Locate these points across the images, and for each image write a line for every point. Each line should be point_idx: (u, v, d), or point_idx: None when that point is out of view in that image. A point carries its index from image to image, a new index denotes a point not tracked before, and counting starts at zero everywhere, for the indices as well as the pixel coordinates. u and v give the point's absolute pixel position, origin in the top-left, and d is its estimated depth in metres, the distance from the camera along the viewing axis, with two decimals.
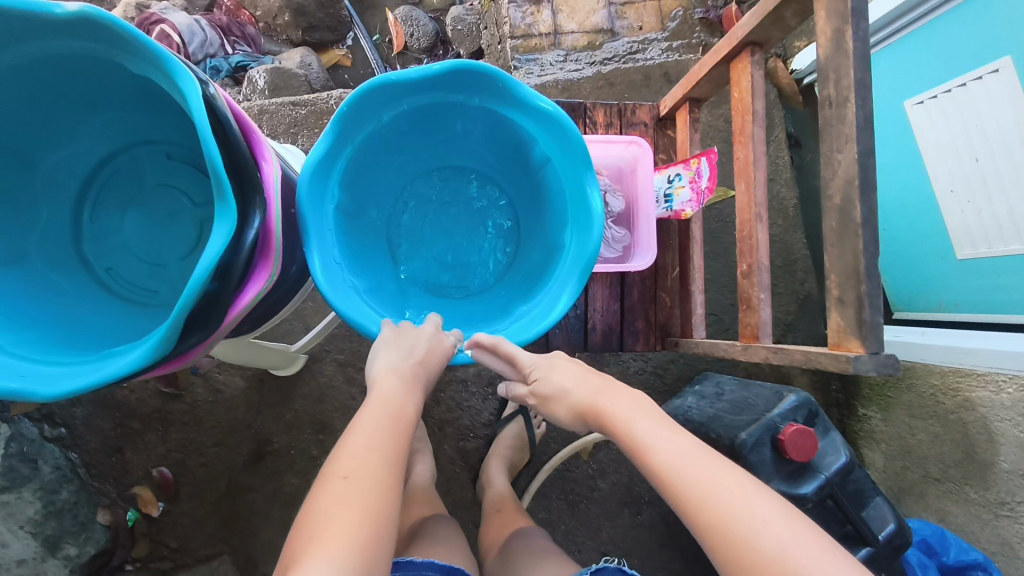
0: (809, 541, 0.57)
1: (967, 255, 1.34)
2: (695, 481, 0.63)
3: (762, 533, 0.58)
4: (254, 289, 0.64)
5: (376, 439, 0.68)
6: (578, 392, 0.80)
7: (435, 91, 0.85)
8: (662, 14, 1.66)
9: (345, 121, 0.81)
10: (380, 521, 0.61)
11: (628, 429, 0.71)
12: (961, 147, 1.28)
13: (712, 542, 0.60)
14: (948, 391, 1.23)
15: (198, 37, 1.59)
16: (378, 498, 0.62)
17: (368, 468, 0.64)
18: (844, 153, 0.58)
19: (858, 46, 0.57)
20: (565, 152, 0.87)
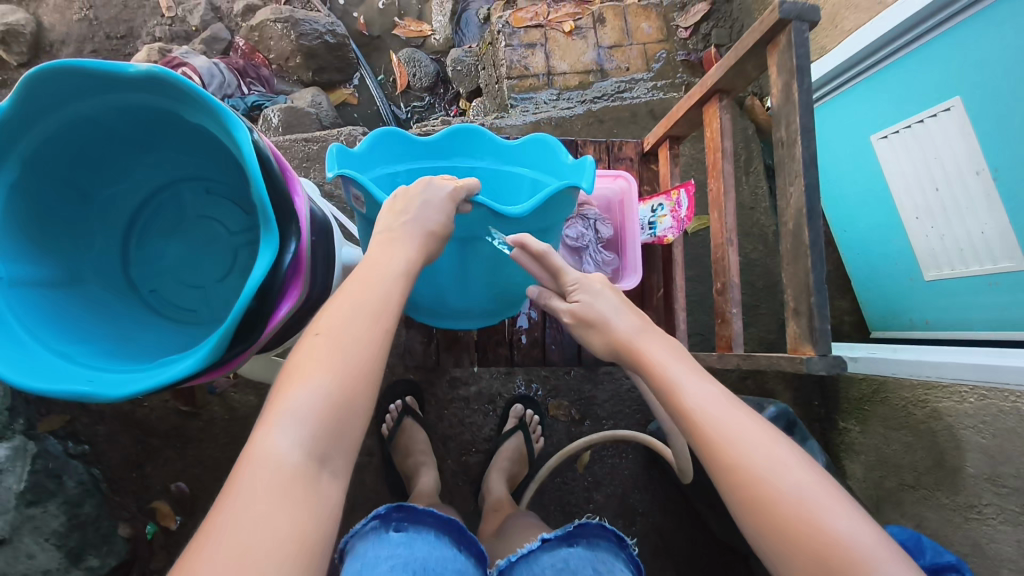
0: (823, 489, 0.64)
1: (934, 276, 1.45)
2: (724, 423, 0.69)
3: (782, 475, 0.64)
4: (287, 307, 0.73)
5: (360, 312, 0.69)
6: (619, 326, 0.84)
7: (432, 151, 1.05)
8: (647, 55, 1.79)
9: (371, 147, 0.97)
10: (350, 391, 0.63)
11: (663, 372, 0.76)
12: (922, 177, 1.39)
13: (733, 479, 0.66)
14: (918, 402, 1.32)
15: (217, 79, 1.74)
16: (347, 368, 0.64)
17: (361, 356, 0.66)
18: (795, 185, 0.68)
19: (803, 97, 0.67)
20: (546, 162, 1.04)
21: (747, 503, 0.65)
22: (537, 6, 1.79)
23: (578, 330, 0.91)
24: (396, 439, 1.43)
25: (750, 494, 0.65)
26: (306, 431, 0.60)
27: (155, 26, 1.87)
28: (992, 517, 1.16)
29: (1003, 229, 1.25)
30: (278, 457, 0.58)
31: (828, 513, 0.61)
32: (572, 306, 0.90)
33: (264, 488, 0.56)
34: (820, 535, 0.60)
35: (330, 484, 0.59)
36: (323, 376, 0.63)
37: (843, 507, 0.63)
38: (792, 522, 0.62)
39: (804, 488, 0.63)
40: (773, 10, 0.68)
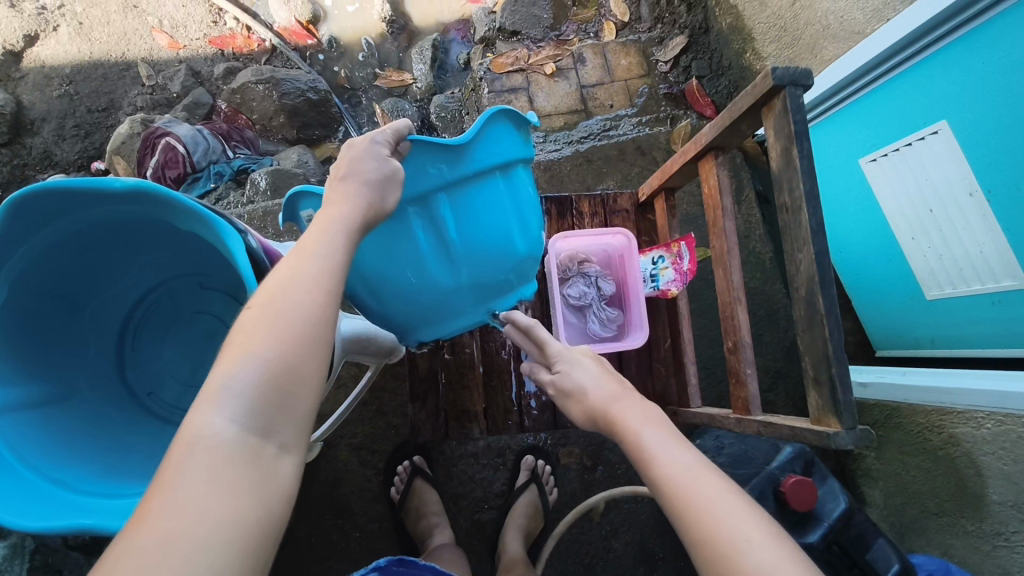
0: (795, 571, 0.57)
1: (935, 295, 1.44)
2: (692, 492, 0.65)
3: (744, 553, 0.59)
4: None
5: (308, 272, 0.62)
6: (595, 395, 0.81)
7: None
8: (630, 91, 1.80)
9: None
10: (292, 360, 0.58)
11: (636, 439, 0.73)
12: (915, 200, 1.38)
13: (699, 551, 0.62)
14: (934, 428, 1.30)
15: (202, 146, 1.70)
16: (292, 338, 0.58)
17: (305, 321, 0.60)
18: (804, 253, 0.67)
19: (805, 163, 0.67)
20: None
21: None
22: (517, 51, 1.83)
23: (558, 400, 0.88)
24: (407, 502, 1.39)
25: (713, 568, 0.60)
26: (237, 413, 0.54)
27: (137, 95, 1.88)
28: (1021, 546, 1.13)
29: (1002, 248, 1.24)
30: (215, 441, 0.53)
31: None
32: (555, 376, 0.88)
33: (195, 473, 0.51)
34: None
35: (276, 461, 0.55)
36: (267, 345, 0.57)
37: None
38: None
39: (769, 565, 0.58)
40: (766, 76, 0.68)
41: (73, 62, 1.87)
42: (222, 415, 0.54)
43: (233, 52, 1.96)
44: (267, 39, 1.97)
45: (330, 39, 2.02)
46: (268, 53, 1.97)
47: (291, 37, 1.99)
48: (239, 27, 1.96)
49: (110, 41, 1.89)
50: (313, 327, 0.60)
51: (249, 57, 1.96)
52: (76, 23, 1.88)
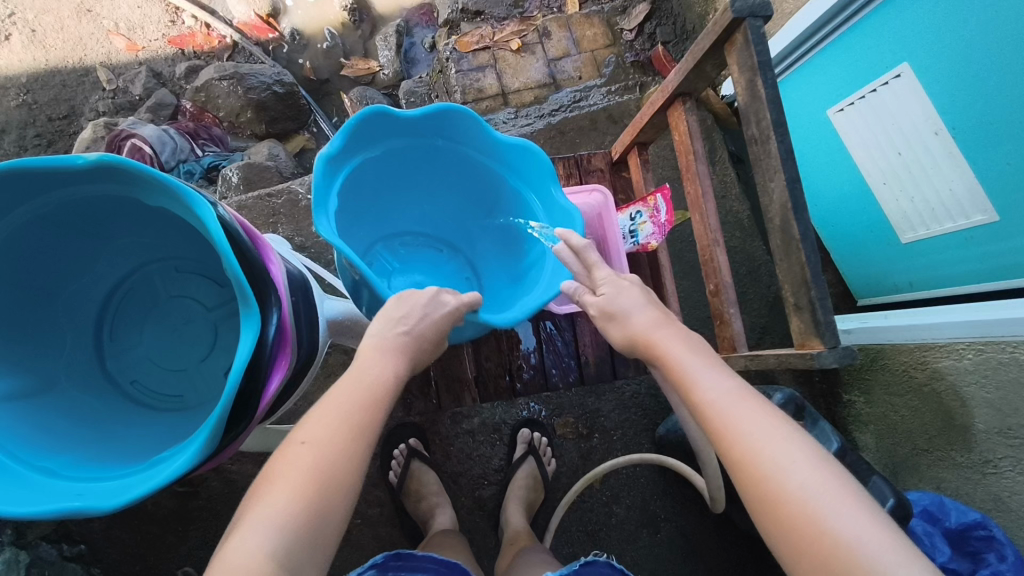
0: (833, 486, 0.58)
1: (910, 238, 1.47)
2: (735, 413, 0.65)
3: (787, 476, 0.60)
4: (279, 380, 0.72)
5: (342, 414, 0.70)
6: (640, 319, 0.80)
7: (412, 138, 0.99)
8: (596, 62, 1.80)
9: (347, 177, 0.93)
10: (319, 501, 0.63)
11: (677, 362, 0.73)
12: (883, 145, 1.40)
13: (743, 473, 0.62)
14: (917, 365, 1.32)
15: (169, 146, 1.66)
16: (324, 482, 0.64)
17: (339, 461, 0.66)
18: (775, 181, 0.68)
19: (770, 92, 0.67)
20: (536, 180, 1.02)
21: (756, 499, 0.61)
22: (481, 30, 1.82)
23: (598, 322, 0.86)
24: (405, 485, 1.39)
25: (748, 479, 0.62)
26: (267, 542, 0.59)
27: (98, 101, 1.84)
28: (1010, 470, 1.16)
29: (971, 183, 1.26)
30: (252, 558, 0.58)
31: (831, 507, 0.57)
32: (598, 299, 0.85)
33: None
34: (819, 534, 0.56)
35: None
36: (294, 487, 0.63)
37: (854, 505, 0.57)
38: (796, 520, 0.58)
39: (812, 484, 0.58)
40: (725, 10, 0.68)
41: (29, 71, 1.83)
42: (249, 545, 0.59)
43: (194, 50, 1.92)
44: (227, 34, 1.94)
45: (292, 31, 1.98)
46: (230, 49, 1.94)
47: (252, 31, 1.96)
48: (197, 25, 1.93)
49: (66, 48, 1.85)
50: (339, 471, 0.65)
51: (210, 55, 1.93)
52: (29, 31, 1.84)
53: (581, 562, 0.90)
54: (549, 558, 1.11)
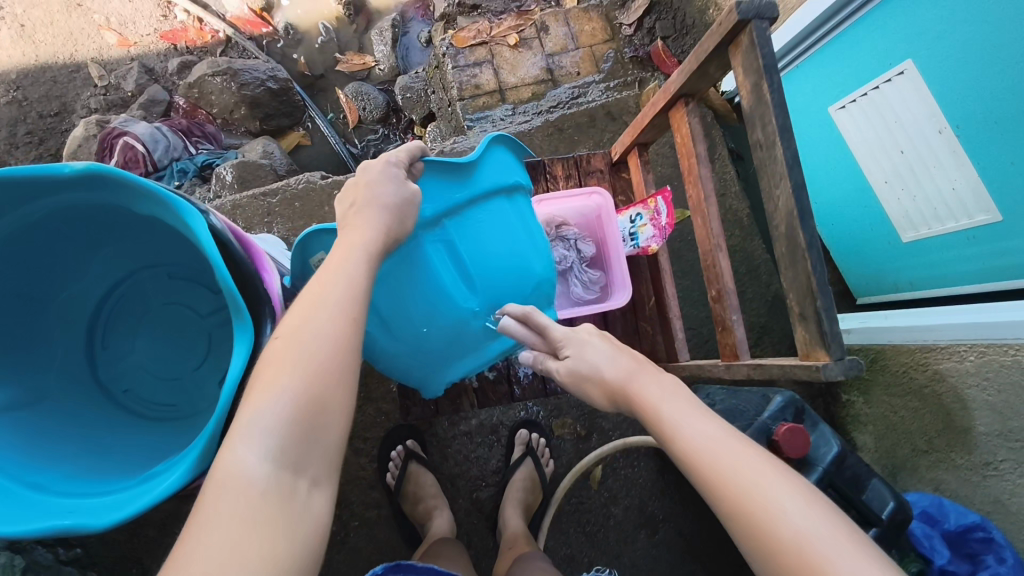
0: (831, 530, 0.56)
1: (911, 237, 1.45)
2: (721, 457, 0.64)
3: (782, 524, 0.58)
4: None
5: (327, 303, 0.62)
6: (611, 371, 0.78)
7: None
8: (595, 57, 1.77)
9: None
10: (321, 390, 0.58)
11: (659, 414, 0.70)
12: (886, 143, 1.39)
13: (738, 519, 0.60)
14: (918, 365, 1.31)
15: (162, 144, 1.63)
16: (318, 369, 0.58)
17: (329, 343, 0.60)
18: (781, 188, 0.66)
19: (776, 96, 0.66)
20: None
21: (754, 548, 0.59)
22: (479, 24, 1.79)
23: (573, 386, 0.83)
24: (403, 487, 1.38)
25: (747, 530, 0.59)
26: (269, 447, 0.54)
27: (89, 97, 1.80)
28: (1010, 473, 1.15)
29: (974, 183, 1.25)
30: (258, 468, 0.53)
31: (830, 551, 0.55)
32: (564, 362, 0.83)
33: (231, 514, 0.51)
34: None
35: (310, 495, 0.55)
36: (294, 377, 0.57)
37: (855, 548, 0.55)
38: (796, 569, 0.56)
39: (809, 530, 0.57)
40: (731, 11, 0.66)
41: (18, 67, 1.80)
42: (254, 452, 0.54)
43: (187, 45, 1.89)
44: (220, 29, 1.90)
45: (286, 26, 1.95)
46: (223, 45, 1.91)
47: (246, 26, 1.94)
48: (190, 20, 1.90)
49: (57, 44, 1.82)
50: (340, 358, 0.60)
51: (204, 49, 1.90)
52: (17, 26, 1.81)
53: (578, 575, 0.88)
54: (546, 563, 1.10)
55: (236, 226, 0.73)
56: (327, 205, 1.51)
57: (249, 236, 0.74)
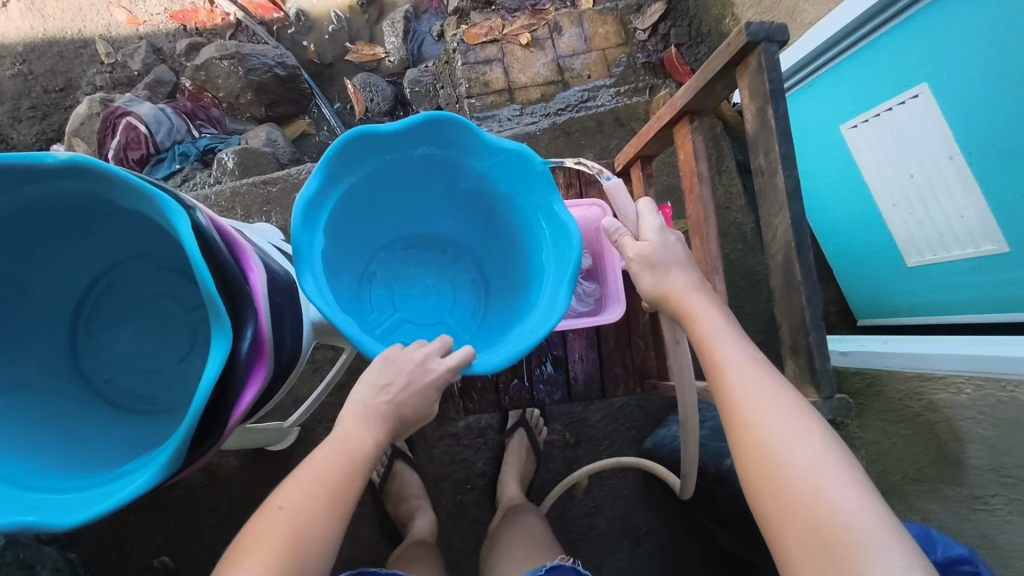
0: (828, 454, 0.61)
1: (916, 262, 1.44)
2: (749, 379, 0.69)
3: (787, 441, 0.63)
4: (252, 395, 0.68)
5: (323, 482, 0.68)
6: (679, 278, 0.81)
7: (386, 150, 0.83)
8: (607, 61, 1.75)
9: (330, 169, 0.79)
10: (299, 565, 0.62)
11: (703, 327, 0.75)
12: (896, 166, 1.37)
13: (750, 427, 0.66)
14: (913, 395, 1.30)
15: (164, 126, 1.61)
16: (302, 545, 0.63)
17: (319, 518, 0.65)
18: (780, 218, 0.65)
19: (780, 123, 0.64)
20: (529, 190, 0.88)
21: (755, 455, 0.64)
22: (491, 21, 1.77)
23: (633, 265, 0.83)
24: (387, 485, 1.37)
25: (758, 441, 0.65)
26: None
27: (95, 74, 1.79)
28: (1000, 509, 1.13)
29: (981, 212, 1.23)
30: None
31: (824, 472, 0.60)
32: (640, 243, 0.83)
33: None
34: (816, 495, 0.59)
35: None
36: (275, 550, 0.62)
37: (846, 471, 0.60)
38: (791, 480, 0.61)
39: (811, 451, 0.62)
40: (739, 33, 0.65)
41: (25, 40, 1.79)
42: None
43: (196, 26, 1.86)
44: (230, 12, 1.88)
45: (298, 12, 1.94)
46: (232, 28, 1.89)
47: (256, 10, 1.91)
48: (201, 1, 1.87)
49: (65, 17, 1.81)
50: (323, 532, 0.65)
51: (213, 32, 1.87)
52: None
53: (546, 566, 0.94)
54: None
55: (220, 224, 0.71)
56: None
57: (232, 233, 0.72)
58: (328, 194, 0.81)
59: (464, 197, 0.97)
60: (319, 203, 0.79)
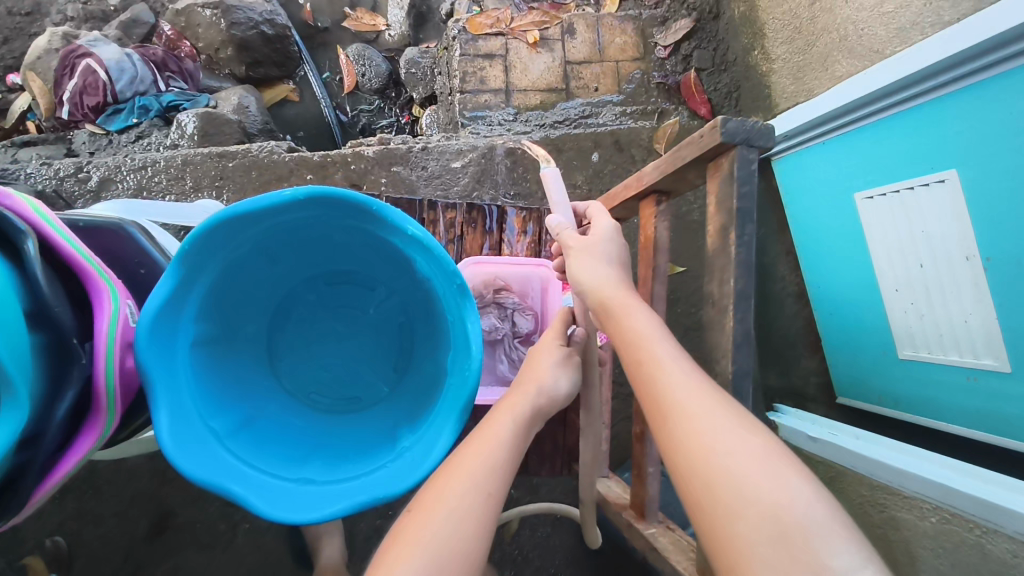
0: (761, 446, 0.52)
1: (908, 355, 1.29)
2: (671, 379, 0.59)
3: (706, 433, 0.53)
4: (82, 451, 0.59)
5: (474, 480, 0.63)
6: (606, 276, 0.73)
7: (269, 221, 0.70)
8: (619, 75, 1.59)
9: (187, 265, 0.67)
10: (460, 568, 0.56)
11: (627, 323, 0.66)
12: (906, 251, 1.20)
13: (671, 420, 0.56)
14: (876, 505, 1.20)
15: (127, 74, 1.49)
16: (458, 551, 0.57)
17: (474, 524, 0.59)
18: (721, 366, 0.53)
19: (742, 253, 0.52)
20: (437, 276, 0.72)
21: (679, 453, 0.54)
22: (500, 11, 1.61)
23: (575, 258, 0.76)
24: None
25: (682, 435, 0.55)
26: None
27: (68, 3, 1.66)
28: None
29: (990, 322, 1.07)
30: None
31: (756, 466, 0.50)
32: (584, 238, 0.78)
33: None
34: (748, 484, 0.49)
35: None
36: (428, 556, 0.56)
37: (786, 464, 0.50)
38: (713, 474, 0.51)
39: (735, 445, 0.52)
40: (713, 130, 0.52)
41: None
42: None
43: None
44: None
45: None
46: None
47: None
48: None
49: None
50: (471, 539, 0.58)
51: None
52: None
53: None
54: None
55: (74, 255, 0.61)
56: (285, 182, 1.37)
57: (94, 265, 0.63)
58: (193, 284, 0.69)
59: (377, 254, 0.80)
60: (177, 302, 0.68)
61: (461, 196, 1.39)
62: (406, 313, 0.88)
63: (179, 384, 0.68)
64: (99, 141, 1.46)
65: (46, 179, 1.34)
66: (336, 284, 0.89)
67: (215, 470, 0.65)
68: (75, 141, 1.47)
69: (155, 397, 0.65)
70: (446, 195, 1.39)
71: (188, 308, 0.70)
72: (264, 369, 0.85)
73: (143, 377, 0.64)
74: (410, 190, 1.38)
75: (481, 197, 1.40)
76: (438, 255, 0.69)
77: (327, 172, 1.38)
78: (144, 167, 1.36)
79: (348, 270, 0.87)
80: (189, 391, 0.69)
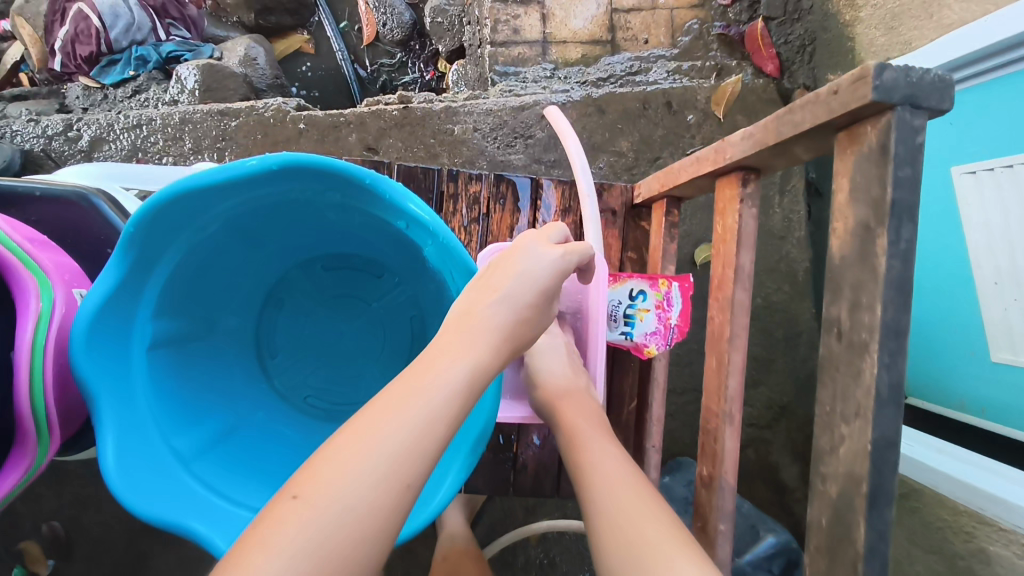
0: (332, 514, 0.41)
1: (1003, 359, 1.03)
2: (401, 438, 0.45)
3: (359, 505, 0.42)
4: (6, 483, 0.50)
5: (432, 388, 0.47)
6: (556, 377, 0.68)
7: (243, 193, 0.55)
8: (674, 24, 1.38)
9: (140, 248, 0.53)
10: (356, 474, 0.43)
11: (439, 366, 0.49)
12: (1016, 238, 0.96)
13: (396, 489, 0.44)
14: (960, 533, 1.00)
15: (122, 20, 1.33)
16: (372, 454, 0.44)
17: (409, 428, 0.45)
18: (850, 427, 0.42)
19: (893, 269, 0.38)
20: (447, 269, 0.57)
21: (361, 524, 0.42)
22: None
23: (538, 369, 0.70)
24: None
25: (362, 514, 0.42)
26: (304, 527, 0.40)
27: None
28: None
29: None
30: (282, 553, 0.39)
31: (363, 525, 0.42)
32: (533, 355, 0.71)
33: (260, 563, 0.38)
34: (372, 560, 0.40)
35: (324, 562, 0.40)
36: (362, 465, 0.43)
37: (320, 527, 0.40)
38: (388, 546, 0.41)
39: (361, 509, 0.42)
40: (860, 82, 0.38)
41: None
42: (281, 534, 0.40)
43: None
44: None
45: None
46: None
47: None
48: None
49: None
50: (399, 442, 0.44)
51: None
52: None
53: None
54: None
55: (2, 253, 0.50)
56: (293, 144, 1.22)
57: (29, 265, 0.52)
58: (149, 272, 0.56)
59: (380, 236, 0.65)
60: (127, 297, 0.55)
61: (489, 164, 1.23)
62: (419, 304, 0.73)
63: (134, 395, 0.55)
64: (93, 96, 1.34)
65: (34, 138, 1.23)
66: (335, 269, 0.76)
67: (173, 503, 0.51)
68: (69, 95, 1.35)
69: (98, 415, 0.52)
70: (473, 160, 1.23)
71: (145, 300, 0.57)
72: (252, 367, 0.72)
73: (84, 390, 0.52)
74: (432, 155, 1.23)
75: (512, 165, 1.23)
76: (446, 244, 0.54)
77: (339, 133, 1.22)
78: (139, 125, 1.22)
79: (349, 253, 0.73)
80: (147, 403, 0.56)
